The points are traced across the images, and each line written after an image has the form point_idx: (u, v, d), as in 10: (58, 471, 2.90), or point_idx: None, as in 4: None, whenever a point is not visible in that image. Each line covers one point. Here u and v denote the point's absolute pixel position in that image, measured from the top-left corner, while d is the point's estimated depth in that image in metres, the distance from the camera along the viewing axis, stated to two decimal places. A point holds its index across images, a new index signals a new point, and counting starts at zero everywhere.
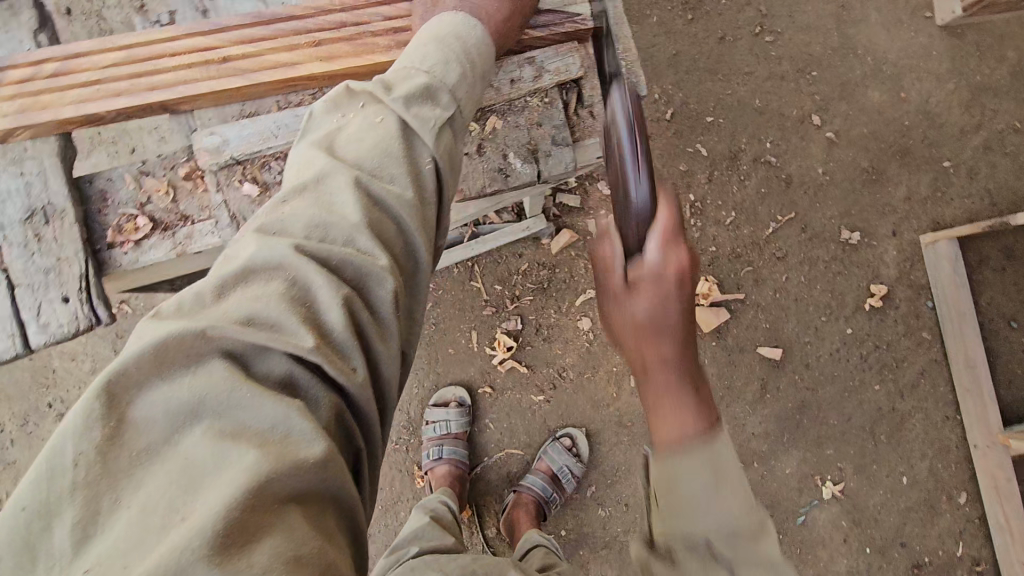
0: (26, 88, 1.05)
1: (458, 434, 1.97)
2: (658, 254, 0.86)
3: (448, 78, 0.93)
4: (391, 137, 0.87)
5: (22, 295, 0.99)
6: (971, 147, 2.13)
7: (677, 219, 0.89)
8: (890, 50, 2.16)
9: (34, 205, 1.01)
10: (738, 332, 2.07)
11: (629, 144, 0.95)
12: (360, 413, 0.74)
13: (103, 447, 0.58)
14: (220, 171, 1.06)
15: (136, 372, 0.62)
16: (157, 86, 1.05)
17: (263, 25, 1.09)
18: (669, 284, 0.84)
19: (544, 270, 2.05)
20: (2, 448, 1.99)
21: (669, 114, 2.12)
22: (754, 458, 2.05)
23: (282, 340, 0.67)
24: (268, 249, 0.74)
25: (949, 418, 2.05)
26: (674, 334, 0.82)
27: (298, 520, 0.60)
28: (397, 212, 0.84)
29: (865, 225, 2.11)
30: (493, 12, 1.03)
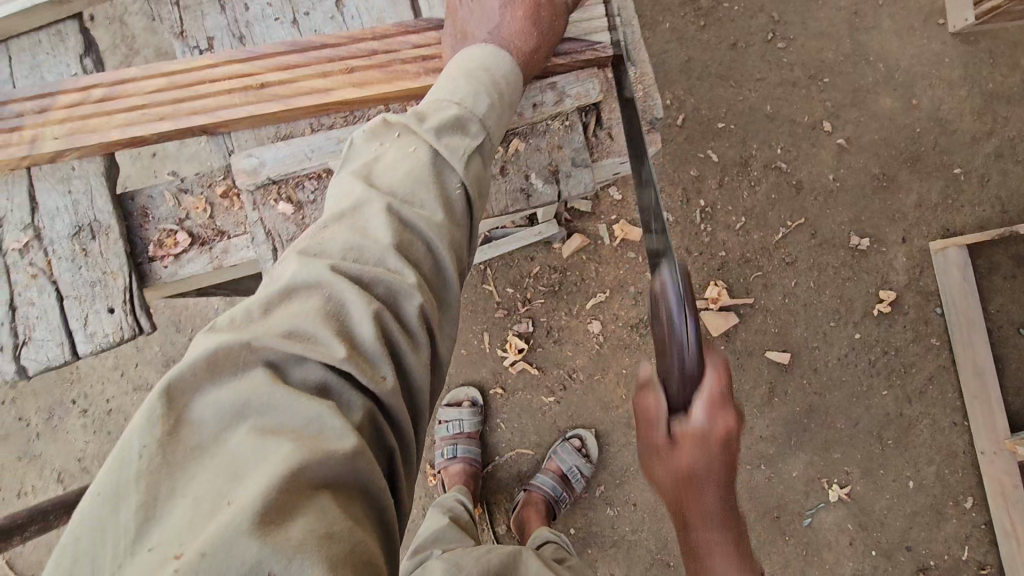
0: (77, 112, 1.09)
1: (471, 434, 2.03)
2: (704, 419, 0.91)
3: (478, 108, 0.97)
4: (423, 165, 0.91)
5: (70, 306, 1.04)
6: (982, 155, 2.14)
7: (725, 384, 0.92)
8: (902, 57, 2.17)
9: (81, 221, 1.07)
10: (747, 336, 2.10)
11: (678, 323, 0.94)
12: (391, 417, 0.78)
13: (163, 442, 0.62)
14: (257, 191, 1.08)
15: (190, 377, 0.66)
16: (199, 110, 1.09)
17: (298, 53, 1.12)
18: (712, 443, 0.90)
19: (556, 274, 2.08)
20: (29, 442, 2.05)
21: (681, 120, 2.15)
22: (760, 461, 2.08)
23: (318, 350, 0.71)
24: (308, 270, 0.78)
25: (957, 423, 2.07)
26: (716, 486, 0.91)
27: (329, 503, 0.64)
28: (427, 233, 0.87)
29: (875, 232, 2.12)
30: (520, 45, 1.06)
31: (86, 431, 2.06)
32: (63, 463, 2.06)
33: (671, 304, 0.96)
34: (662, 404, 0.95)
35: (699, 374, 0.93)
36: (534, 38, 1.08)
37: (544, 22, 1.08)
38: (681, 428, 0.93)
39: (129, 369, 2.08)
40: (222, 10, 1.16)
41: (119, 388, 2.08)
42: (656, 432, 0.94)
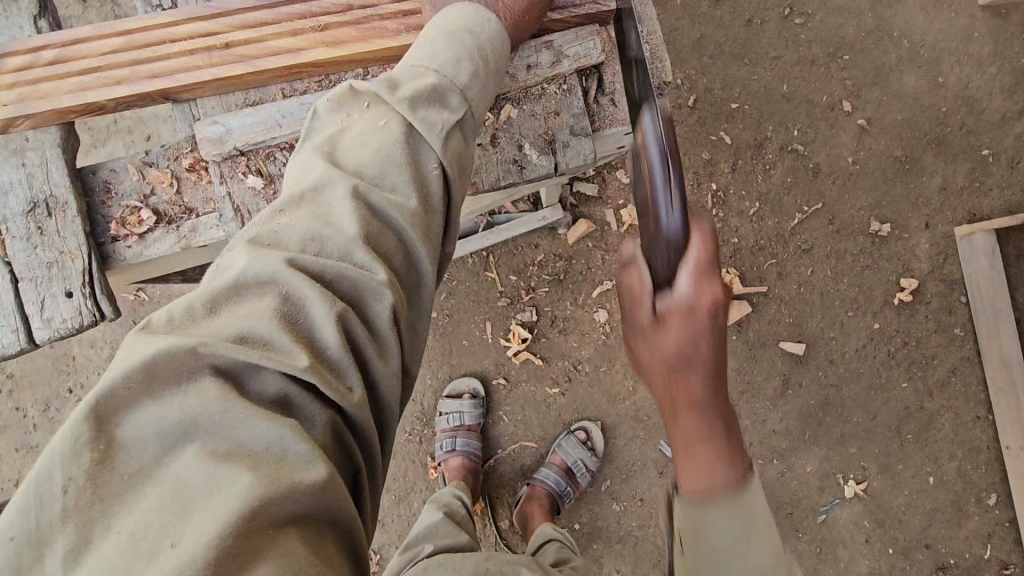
0: (26, 77, 1.03)
1: (472, 426, 1.95)
2: (689, 286, 0.86)
3: (459, 76, 0.90)
4: (396, 141, 0.84)
5: (26, 289, 0.98)
6: (1012, 135, 2.02)
7: (712, 250, 0.88)
8: (928, 32, 2.05)
9: (37, 197, 1.00)
10: (760, 326, 2.02)
11: (661, 171, 0.93)
12: (356, 428, 0.71)
13: (95, 473, 0.56)
14: (224, 162, 1.02)
15: (125, 393, 0.59)
16: (156, 74, 1.02)
17: (266, 9, 1.05)
18: (700, 319, 0.84)
19: (561, 261, 2.00)
20: (26, 433, 2.03)
21: (692, 101, 2.05)
22: (773, 456, 2.00)
23: (274, 358, 0.65)
24: (261, 264, 0.71)
25: (980, 417, 1.98)
26: (708, 372, 0.84)
27: (295, 543, 0.58)
28: (398, 222, 0.80)
29: (896, 218, 2.02)
30: (508, 5, 0.98)
31: None
32: None
33: (653, 155, 0.95)
34: (647, 281, 0.90)
35: (683, 233, 0.89)
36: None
37: None
38: (666, 301, 0.88)
39: None
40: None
41: None
42: (642, 307, 0.89)
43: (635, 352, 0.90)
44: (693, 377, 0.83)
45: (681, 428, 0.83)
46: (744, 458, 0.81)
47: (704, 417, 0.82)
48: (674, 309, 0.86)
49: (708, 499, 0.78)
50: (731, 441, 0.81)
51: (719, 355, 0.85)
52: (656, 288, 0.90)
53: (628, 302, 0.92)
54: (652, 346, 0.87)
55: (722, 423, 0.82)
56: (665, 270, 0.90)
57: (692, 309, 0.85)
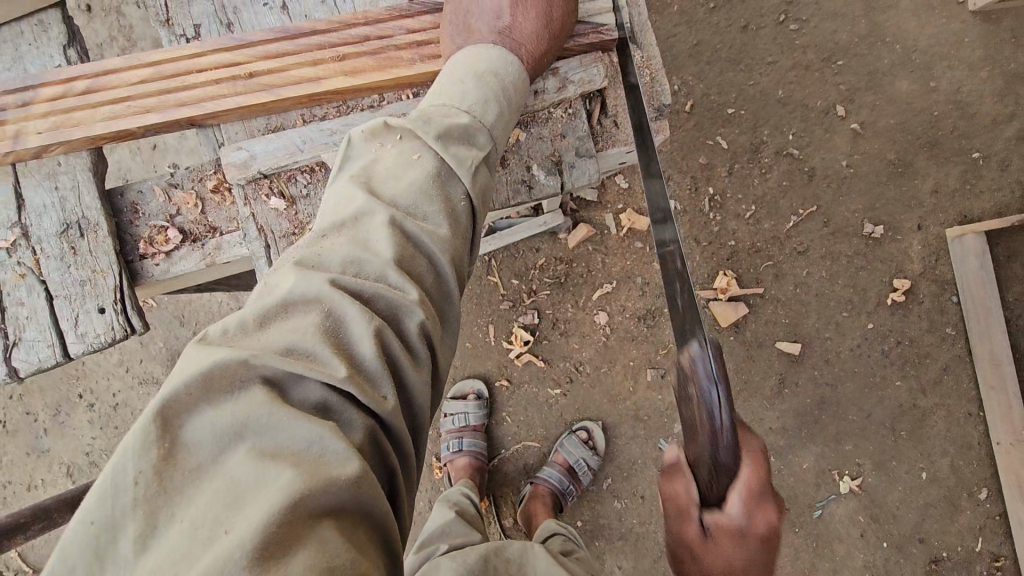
0: (60, 105, 1.06)
1: (477, 427, 2.01)
2: (743, 513, 0.85)
3: (485, 116, 0.95)
4: (429, 175, 0.89)
5: (61, 306, 1.02)
6: (1002, 138, 2.07)
7: (764, 475, 0.88)
8: (920, 37, 2.09)
9: (69, 218, 1.04)
10: (757, 327, 2.06)
11: (714, 404, 0.93)
12: (392, 436, 0.75)
13: (160, 467, 0.60)
14: (248, 185, 1.05)
15: (185, 395, 0.63)
16: (185, 102, 1.06)
17: (288, 41, 1.09)
18: (752, 543, 0.84)
19: (562, 265, 2.05)
20: (38, 437, 2.06)
21: (689, 106, 2.10)
22: (770, 453, 2.05)
23: (319, 369, 0.69)
24: (307, 283, 0.75)
25: (972, 414, 2.03)
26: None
27: (332, 534, 0.61)
28: (432, 249, 0.85)
29: (890, 220, 2.06)
30: (531, 49, 1.03)
31: (93, 426, 2.07)
32: (71, 458, 2.06)
33: (705, 386, 0.96)
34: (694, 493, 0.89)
35: (734, 464, 0.89)
36: (546, 43, 1.04)
37: (556, 24, 1.03)
38: (715, 518, 0.86)
39: (134, 364, 2.08)
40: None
41: (125, 383, 2.07)
42: (689, 523, 0.87)
43: (681, 556, 0.87)
44: None
45: None
46: None
47: None
48: (725, 530, 0.85)
49: None
50: None
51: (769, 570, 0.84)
52: (703, 503, 0.90)
53: (671, 510, 0.90)
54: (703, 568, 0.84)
55: None
56: (715, 479, 0.90)
57: (743, 532, 0.84)
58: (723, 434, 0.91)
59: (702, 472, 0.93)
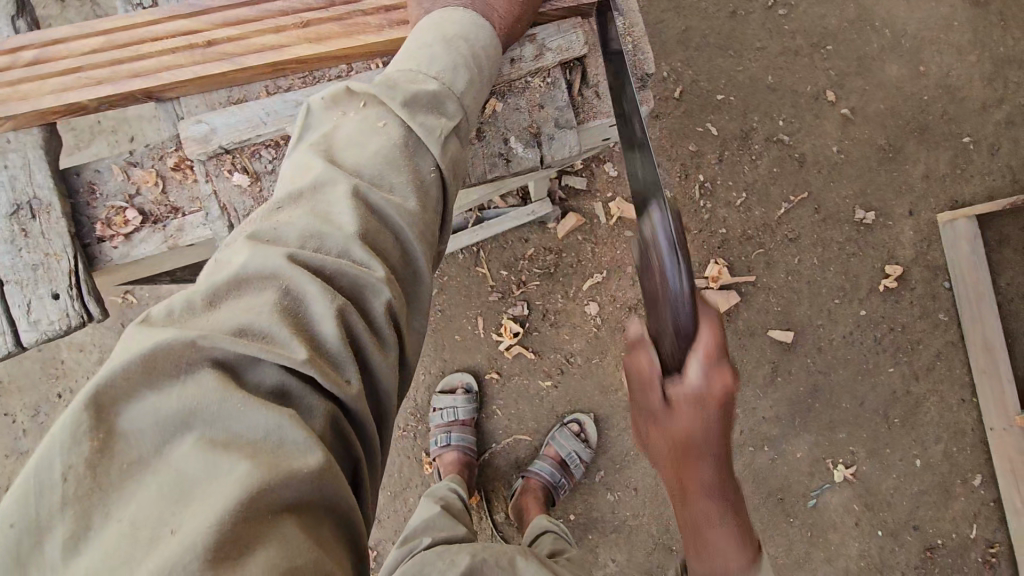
0: (7, 78, 1.02)
1: (466, 421, 1.96)
2: (700, 376, 0.85)
3: (455, 83, 0.90)
4: (396, 144, 0.85)
5: (12, 292, 0.97)
6: (992, 123, 2.05)
7: (722, 337, 0.86)
8: (909, 22, 2.07)
9: (19, 198, 0.99)
10: (750, 316, 2.04)
11: (672, 267, 0.92)
12: (354, 420, 0.71)
13: (95, 460, 0.56)
14: (209, 161, 1.01)
15: (126, 381, 0.59)
16: (138, 72, 1.02)
17: (249, 7, 1.05)
18: (711, 406, 0.84)
19: (551, 255, 2.01)
20: (15, 438, 2.00)
21: (678, 92, 2.05)
22: (764, 443, 2.03)
23: (275, 351, 0.65)
24: (263, 259, 0.71)
25: (965, 400, 2.02)
26: (715, 454, 0.84)
27: (295, 531, 0.59)
28: (398, 222, 0.81)
29: (881, 206, 2.04)
30: (503, 15, 0.99)
31: None
32: None
33: (664, 254, 0.93)
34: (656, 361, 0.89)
35: (694, 327, 0.88)
36: (519, 7, 1.00)
37: None
38: (673, 384, 0.87)
39: None
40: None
41: None
42: (652, 394, 0.88)
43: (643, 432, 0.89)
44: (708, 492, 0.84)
45: (692, 516, 0.85)
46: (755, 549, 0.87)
47: (716, 499, 0.85)
48: (683, 400, 0.85)
49: None
50: (738, 516, 0.86)
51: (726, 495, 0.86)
52: (664, 373, 0.90)
53: (635, 382, 0.91)
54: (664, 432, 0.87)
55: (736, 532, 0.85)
56: (675, 360, 0.89)
57: (701, 399, 0.84)
58: (680, 298, 0.89)
59: (666, 344, 0.92)
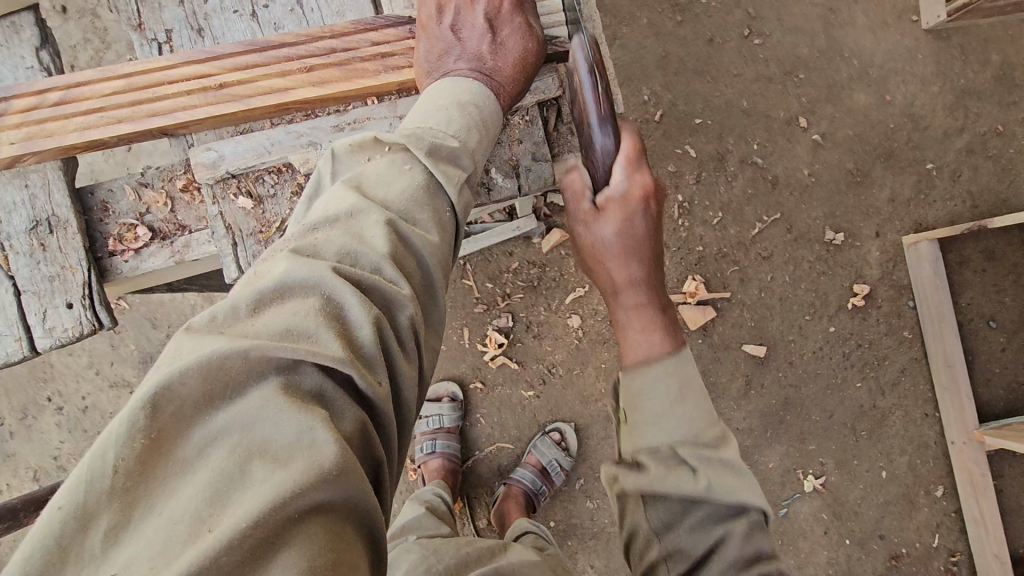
0: (33, 116, 1.06)
1: (451, 429, 2.05)
2: (624, 180, 1.03)
3: (470, 142, 0.97)
4: (421, 189, 0.90)
5: (28, 301, 1.04)
6: (953, 150, 2.16)
7: (639, 147, 1.05)
8: (875, 53, 2.17)
9: (38, 215, 1.05)
10: (724, 330, 2.13)
11: (590, 88, 1.03)
12: (378, 421, 0.76)
13: (145, 458, 0.59)
14: (217, 185, 1.07)
15: (179, 387, 0.63)
16: (158, 112, 1.06)
17: (256, 52, 1.09)
18: (633, 202, 1.03)
19: (535, 269, 2.08)
20: (3, 440, 2.03)
21: (658, 116, 2.14)
22: (736, 453, 2.12)
23: (316, 351, 0.69)
24: (308, 270, 0.76)
25: (928, 414, 2.12)
26: (637, 256, 1.04)
27: (316, 530, 0.61)
28: (422, 253, 0.86)
29: (849, 227, 2.15)
30: (509, 89, 1.06)
31: (61, 430, 2.04)
32: (39, 462, 2.04)
33: (582, 73, 1.04)
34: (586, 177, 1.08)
35: (616, 142, 1.04)
36: (523, 84, 1.08)
37: (529, 63, 1.08)
38: (604, 193, 1.04)
39: (104, 367, 2.05)
40: (180, 1, 1.13)
41: (94, 386, 2.05)
42: (585, 200, 1.07)
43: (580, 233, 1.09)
44: (629, 258, 1.04)
45: (622, 303, 1.04)
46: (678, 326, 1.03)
47: (640, 291, 1.03)
48: (610, 199, 1.03)
49: (648, 359, 0.98)
50: (665, 310, 1.03)
51: (649, 242, 1.05)
52: (595, 185, 1.08)
53: (570, 196, 1.10)
54: (593, 230, 1.06)
55: (655, 298, 1.03)
56: (599, 168, 1.06)
57: (624, 198, 1.04)
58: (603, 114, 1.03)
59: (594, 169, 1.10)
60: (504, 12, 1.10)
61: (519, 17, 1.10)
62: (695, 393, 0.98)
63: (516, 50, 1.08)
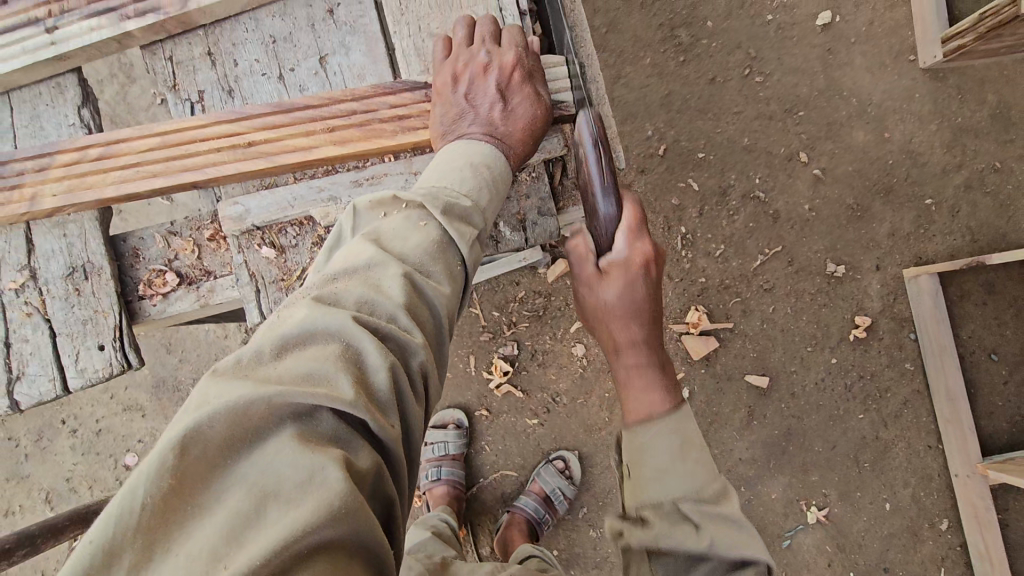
0: (75, 170, 1.12)
1: (455, 456, 2.08)
2: (625, 246, 1.14)
3: (481, 201, 1.02)
4: (435, 242, 0.94)
5: (62, 342, 1.11)
6: (952, 186, 2.20)
7: (640, 218, 1.15)
8: (874, 91, 2.22)
9: (75, 262, 1.14)
10: (726, 361, 2.16)
11: (594, 163, 1.10)
12: (391, 460, 0.79)
13: (171, 497, 0.62)
14: (242, 237, 1.14)
15: (207, 431, 0.66)
16: (190, 167, 1.12)
17: (283, 113, 1.14)
18: (634, 267, 1.14)
19: (541, 298, 2.11)
20: (17, 462, 2.07)
21: (662, 150, 2.21)
22: (739, 483, 2.14)
23: (332, 398, 0.72)
24: (328, 319, 0.79)
25: (931, 446, 2.12)
26: (636, 312, 1.16)
27: (321, 565, 0.63)
28: (435, 304, 0.90)
29: (850, 260, 2.18)
30: (518, 150, 1.11)
31: (74, 452, 2.08)
32: (51, 484, 2.07)
33: (587, 146, 1.10)
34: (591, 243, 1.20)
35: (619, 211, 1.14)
36: (532, 146, 1.13)
37: (538, 128, 1.13)
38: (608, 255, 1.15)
39: (118, 390, 2.10)
40: (213, 65, 1.20)
41: (108, 409, 2.09)
42: (588, 263, 1.18)
43: (585, 292, 1.20)
44: (630, 319, 1.16)
45: (624, 359, 1.16)
46: (677, 385, 1.15)
47: (638, 350, 1.16)
48: (612, 263, 1.14)
49: (647, 415, 1.10)
50: (664, 369, 1.16)
51: (647, 302, 1.16)
52: (598, 252, 1.19)
53: (576, 260, 1.21)
54: (597, 293, 1.17)
55: (653, 355, 1.15)
56: (604, 236, 1.17)
57: (626, 264, 1.14)
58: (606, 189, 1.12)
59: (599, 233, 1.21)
60: (514, 82, 1.12)
61: (529, 86, 1.13)
62: (696, 448, 1.07)
63: (526, 115, 1.12)
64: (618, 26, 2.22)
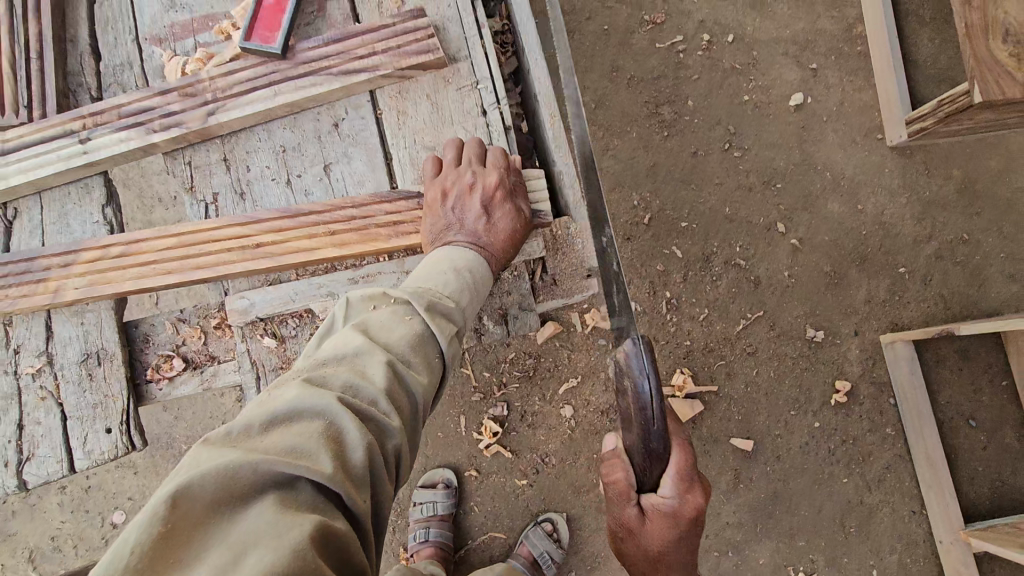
0: (96, 265, 1.20)
1: (444, 516, 2.07)
2: (674, 497, 1.08)
3: (464, 302, 1.11)
4: (418, 335, 1.03)
5: (72, 425, 1.19)
6: (924, 256, 2.31)
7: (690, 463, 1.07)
8: (846, 166, 2.36)
9: (90, 349, 1.22)
10: (712, 423, 2.20)
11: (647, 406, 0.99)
12: (361, 531, 0.83)
13: (158, 549, 0.65)
14: (247, 326, 1.25)
15: (196, 488, 0.70)
16: (202, 265, 1.21)
17: (289, 218, 1.23)
18: (679, 519, 1.10)
19: (530, 359, 2.14)
20: (4, 520, 2.07)
21: (647, 219, 2.32)
22: (727, 547, 2.15)
23: (313, 468, 0.77)
24: (315, 398, 0.86)
25: (915, 511, 2.15)
26: (676, 555, 1.16)
27: None
28: (413, 390, 0.97)
29: (830, 325, 2.26)
30: (500, 256, 1.22)
31: (61, 509, 2.08)
32: (37, 542, 2.06)
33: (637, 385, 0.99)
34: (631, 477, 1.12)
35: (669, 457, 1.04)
36: (513, 253, 1.23)
37: (519, 235, 1.22)
38: (653, 502, 1.09)
39: None
40: (228, 169, 1.30)
41: (99, 466, 2.11)
42: (629, 506, 1.12)
43: (623, 529, 1.16)
44: (665, 562, 1.17)
45: None
46: None
47: None
48: (656, 512, 1.10)
49: None
50: None
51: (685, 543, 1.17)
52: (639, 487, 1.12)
53: (614, 493, 1.15)
54: (636, 537, 1.14)
55: None
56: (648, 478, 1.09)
57: (672, 514, 1.10)
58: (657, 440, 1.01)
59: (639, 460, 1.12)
60: (496, 200, 1.22)
61: (510, 203, 1.23)
62: None
63: (509, 225, 1.22)
64: (605, 102, 2.38)
